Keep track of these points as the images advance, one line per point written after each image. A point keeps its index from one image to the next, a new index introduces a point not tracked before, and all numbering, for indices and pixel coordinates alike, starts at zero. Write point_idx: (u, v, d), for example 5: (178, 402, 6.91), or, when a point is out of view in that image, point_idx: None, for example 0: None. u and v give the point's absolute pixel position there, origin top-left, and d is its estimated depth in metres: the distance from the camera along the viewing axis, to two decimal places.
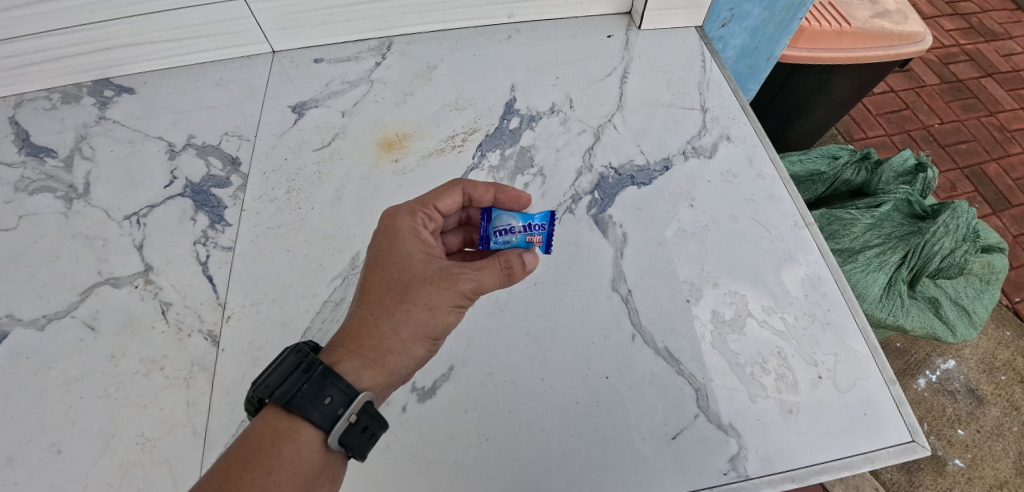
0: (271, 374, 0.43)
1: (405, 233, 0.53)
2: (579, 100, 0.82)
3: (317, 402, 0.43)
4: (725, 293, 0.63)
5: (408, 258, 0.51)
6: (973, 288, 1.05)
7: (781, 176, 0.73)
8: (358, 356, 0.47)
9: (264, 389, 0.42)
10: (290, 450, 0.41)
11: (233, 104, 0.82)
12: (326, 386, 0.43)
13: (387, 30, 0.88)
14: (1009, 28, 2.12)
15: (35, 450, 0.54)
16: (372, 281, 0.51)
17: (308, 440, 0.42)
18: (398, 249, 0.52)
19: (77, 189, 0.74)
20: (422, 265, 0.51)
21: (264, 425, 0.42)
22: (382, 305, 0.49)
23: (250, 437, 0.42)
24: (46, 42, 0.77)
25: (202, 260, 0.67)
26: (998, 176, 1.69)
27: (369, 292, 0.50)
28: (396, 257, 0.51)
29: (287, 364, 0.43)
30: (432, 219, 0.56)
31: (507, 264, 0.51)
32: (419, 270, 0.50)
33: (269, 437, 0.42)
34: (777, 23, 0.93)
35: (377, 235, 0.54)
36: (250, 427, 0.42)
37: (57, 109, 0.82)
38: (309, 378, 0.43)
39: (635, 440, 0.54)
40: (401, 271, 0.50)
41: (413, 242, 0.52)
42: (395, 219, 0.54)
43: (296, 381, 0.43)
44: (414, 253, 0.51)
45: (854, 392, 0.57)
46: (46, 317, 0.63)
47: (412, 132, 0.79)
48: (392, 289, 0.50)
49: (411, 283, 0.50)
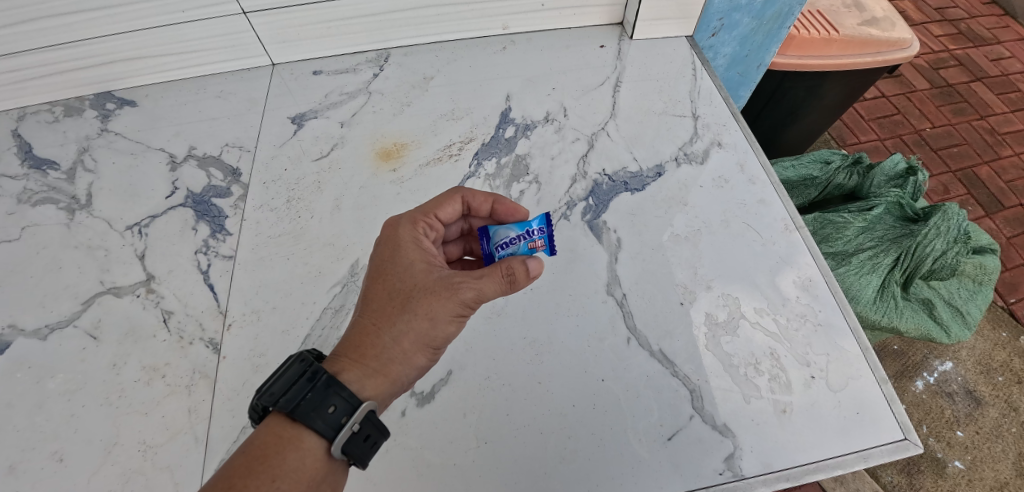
0: (276, 382, 0.44)
1: (406, 243, 0.54)
2: (573, 109, 0.84)
3: (320, 411, 0.43)
4: (719, 296, 0.64)
5: (410, 267, 0.52)
6: (966, 290, 1.07)
7: (772, 180, 0.74)
8: (361, 365, 0.48)
9: (269, 397, 0.43)
10: (294, 458, 0.42)
11: (233, 115, 0.84)
12: (330, 395, 0.44)
13: (385, 42, 0.90)
14: (997, 34, 2.16)
15: (38, 458, 0.55)
16: (374, 291, 0.52)
17: (313, 447, 0.43)
18: (400, 259, 0.53)
19: (79, 201, 0.75)
20: (423, 274, 0.52)
21: (269, 433, 0.43)
22: (384, 314, 0.50)
23: (254, 443, 0.42)
24: (50, 56, 0.78)
25: (203, 269, 0.68)
26: (990, 178, 1.71)
27: (372, 302, 0.51)
28: (397, 268, 0.52)
29: (292, 373, 0.44)
30: (432, 228, 0.57)
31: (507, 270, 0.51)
32: (420, 280, 0.51)
33: (275, 443, 0.43)
34: (766, 32, 0.95)
35: (378, 244, 0.55)
36: (253, 435, 0.43)
37: (60, 122, 0.84)
38: (315, 388, 0.44)
39: (632, 441, 0.55)
40: (402, 281, 0.51)
41: (414, 252, 0.53)
42: (396, 229, 0.55)
43: (300, 390, 0.44)
44: (416, 262, 0.52)
45: (847, 391, 0.58)
46: (48, 326, 0.64)
47: (409, 141, 0.80)
48: (394, 299, 0.50)
49: (412, 293, 0.51)
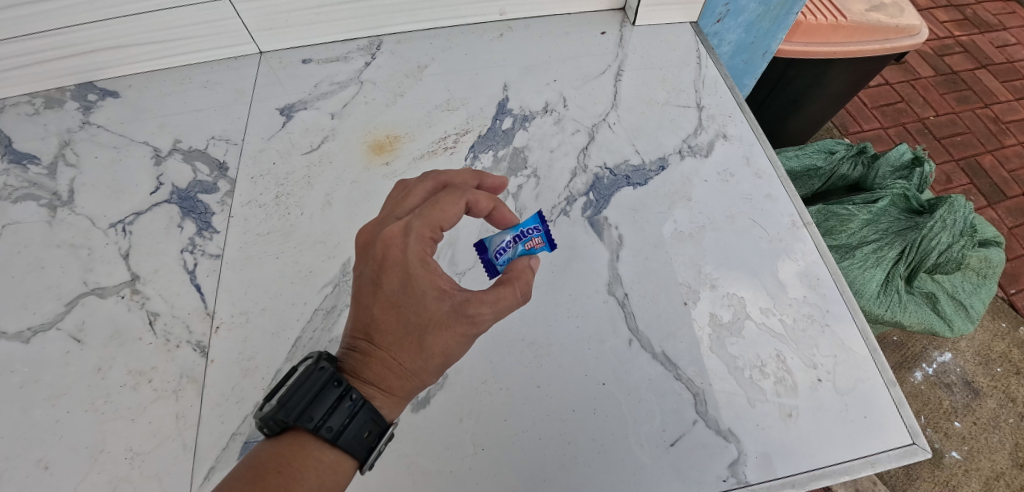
0: (315, 405, 0.44)
1: (416, 268, 0.49)
2: (573, 99, 0.81)
3: (358, 435, 0.45)
4: (723, 295, 0.62)
5: (422, 298, 0.48)
6: (970, 283, 1.05)
7: (779, 174, 0.72)
8: (389, 395, 0.48)
9: (308, 419, 0.44)
10: (332, 481, 0.43)
11: (219, 107, 0.81)
12: (369, 420, 0.46)
13: (377, 29, 0.86)
14: (1003, 19, 2.12)
15: (22, 467, 0.53)
16: (387, 322, 0.49)
17: (347, 470, 0.45)
18: (411, 287, 0.49)
19: (62, 197, 0.72)
20: (435, 304, 0.48)
21: (304, 454, 0.44)
22: (402, 348, 0.48)
23: (292, 465, 0.43)
24: (28, 45, 0.75)
25: (189, 269, 0.66)
26: (993, 167, 1.69)
27: (386, 334, 0.49)
28: (409, 299, 0.49)
29: (331, 398, 0.45)
30: (439, 242, 0.52)
31: (523, 291, 0.50)
32: (433, 313, 0.48)
33: (313, 465, 0.43)
34: (772, 19, 0.91)
35: (382, 266, 0.49)
36: (286, 454, 0.43)
37: (41, 114, 0.80)
38: (354, 414, 0.45)
39: (634, 447, 0.53)
40: (416, 314, 0.48)
41: (425, 278, 0.49)
42: (403, 250, 0.49)
43: (341, 415, 0.45)
44: (428, 291, 0.49)
45: (854, 394, 0.56)
46: (31, 329, 0.62)
47: (403, 133, 0.77)
48: (410, 334, 0.48)
49: (428, 326, 0.48)
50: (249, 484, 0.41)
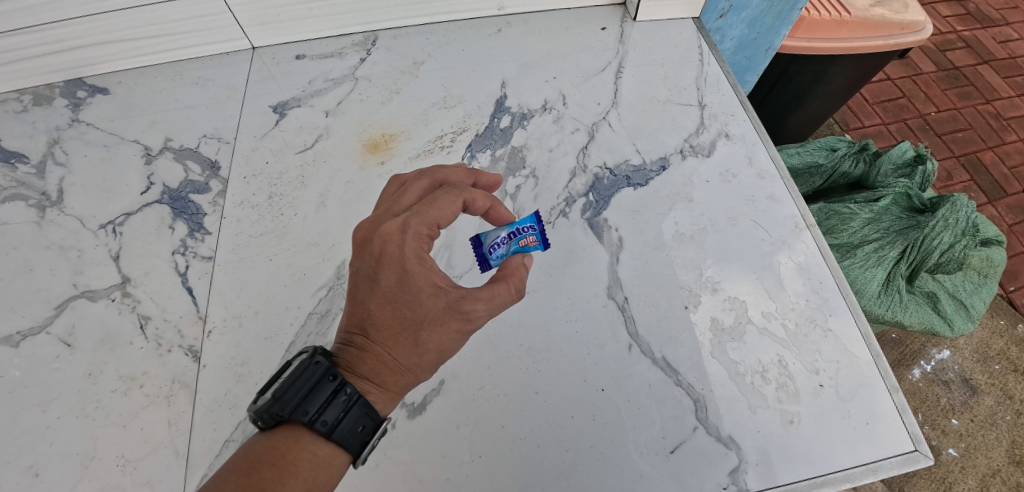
0: (310, 400, 0.43)
1: (412, 265, 0.48)
2: (573, 97, 0.79)
3: (353, 430, 0.44)
4: (724, 299, 0.61)
5: (418, 295, 0.47)
6: (970, 283, 1.05)
7: (782, 176, 0.71)
8: (384, 390, 0.47)
9: (302, 413, 0.43)
10: (326, 475, 0.42)
11: (211, 104, 0.79)
12: (364, 415, 0.45)
13: (373, 24, 0.84)
14: (1006, 14, 2.10)
15: (11, 474, 0.52)
16: (383, 318, 0.48)
17: (342, 464, 0.44)
18: (407, 284, 0.47)
19: (51, 197, 0.71)
20: (432, 301, 0.47)
21: (298, 448, 0.42)
22: (398, 344, 0.47)
23: (287, 458, 0.42)
24: (14, 41, 0.73)
25: (181, 271, 0.65)
26: (993, 164, 1.68)
27: (381, 329, 0.47)
28: (405, 296, 0.48)
29: (326, 393, 0.44)
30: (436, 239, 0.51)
31: (518, 288, 0.49)
32: (429, 309, 0.47)
33: (308, 459, 0.42)
34: (776, 14, 0.89)
35: (377, 263, 0.48)
36: (279, 447, 0.42)
37: (29, 112, 0.78)
38: (349, 408, 0.44)
39: (633, 454, 0.52)
40: (412, 310, 0.47)
41: (421, 276, 0.48)
42: (400, 247, 0.48)
43: (336, 409, 0.44)
44: (424, 288, 0.47)
45: (856, 401, 0.55)
46: (20, 333, 0.60)
47: (398, 132, 0.76)
48: (406, 330, 0.47)
49: (423, 323, 0.47)
50: (243, 476, 0.40)
